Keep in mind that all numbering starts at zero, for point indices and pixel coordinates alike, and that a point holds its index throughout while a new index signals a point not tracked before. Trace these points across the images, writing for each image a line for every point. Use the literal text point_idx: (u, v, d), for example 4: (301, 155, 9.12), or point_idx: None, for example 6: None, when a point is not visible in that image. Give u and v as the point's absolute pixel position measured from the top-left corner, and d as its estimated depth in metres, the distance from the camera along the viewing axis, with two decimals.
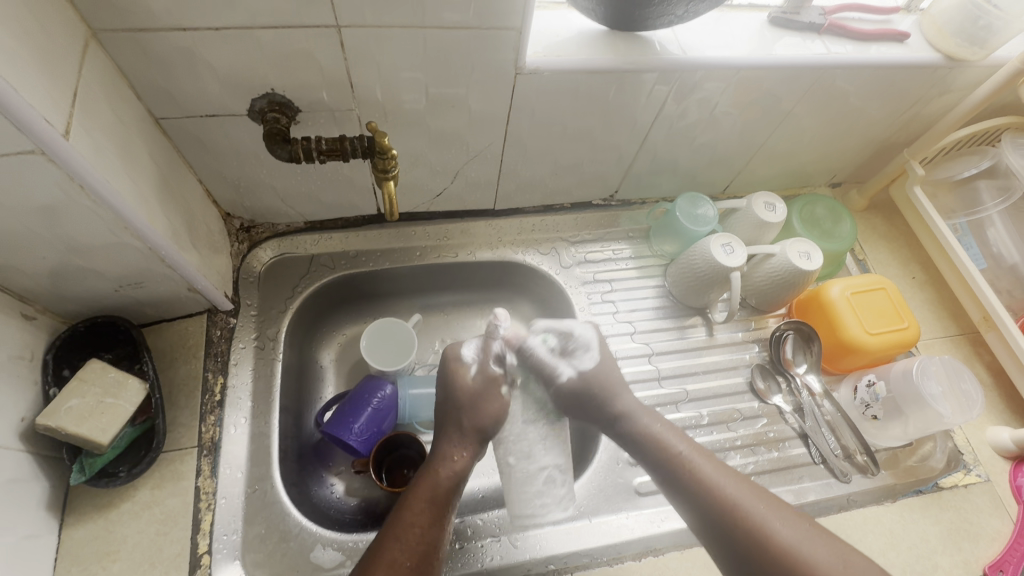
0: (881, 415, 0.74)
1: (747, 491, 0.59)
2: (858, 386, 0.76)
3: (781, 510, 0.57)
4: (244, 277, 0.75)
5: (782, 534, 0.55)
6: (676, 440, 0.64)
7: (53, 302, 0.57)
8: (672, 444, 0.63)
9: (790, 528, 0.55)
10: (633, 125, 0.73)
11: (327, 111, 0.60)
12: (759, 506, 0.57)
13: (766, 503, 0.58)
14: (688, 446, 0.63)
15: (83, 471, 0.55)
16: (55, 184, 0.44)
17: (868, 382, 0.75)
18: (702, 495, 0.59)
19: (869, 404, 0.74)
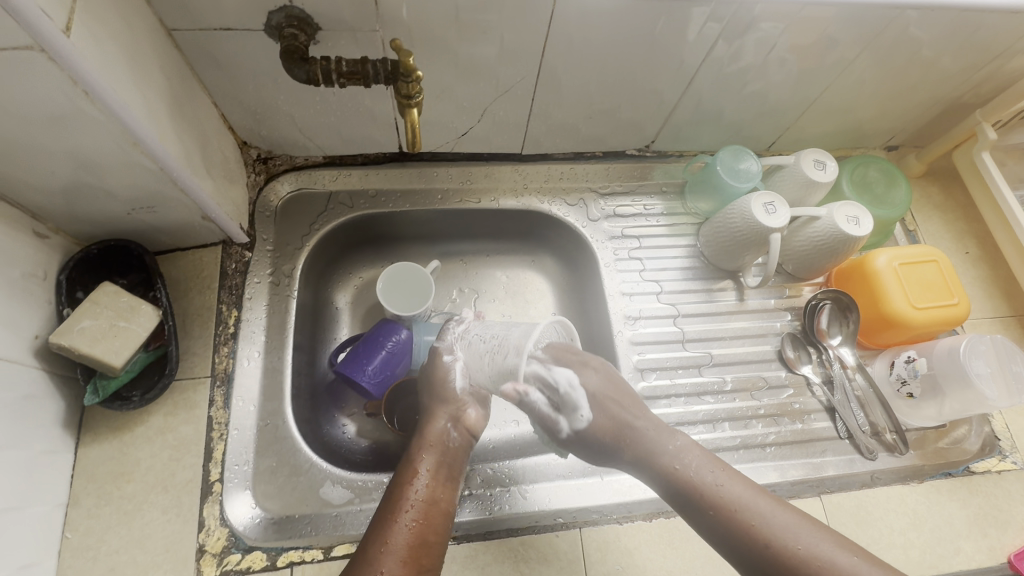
0: (917, 394, 0.70)
1: (767, 504, 0.54)
2: (896, 361, 0.72)
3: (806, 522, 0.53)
4: (261, 211, 0.73)
5: (812, 548, 0.51)
6: (695, 463, 0.58)
7: (66, 220, 0.55)
8: (693, 471, 0.57)
9: (813, 538, 0.51)
10: (679, 66, 0.67)
11: (349, 30, 0.55)
12: (788, 521, 0.53)
13: (802, 525, 0.53)
14: (712, 469, 0.57)
15: (96, 393, 0.55)
16: (58, 89, 0.41)
17: (907, 358, 0.71)
18: (728, 523, 0.54)
19: (906, 380, 0.70)
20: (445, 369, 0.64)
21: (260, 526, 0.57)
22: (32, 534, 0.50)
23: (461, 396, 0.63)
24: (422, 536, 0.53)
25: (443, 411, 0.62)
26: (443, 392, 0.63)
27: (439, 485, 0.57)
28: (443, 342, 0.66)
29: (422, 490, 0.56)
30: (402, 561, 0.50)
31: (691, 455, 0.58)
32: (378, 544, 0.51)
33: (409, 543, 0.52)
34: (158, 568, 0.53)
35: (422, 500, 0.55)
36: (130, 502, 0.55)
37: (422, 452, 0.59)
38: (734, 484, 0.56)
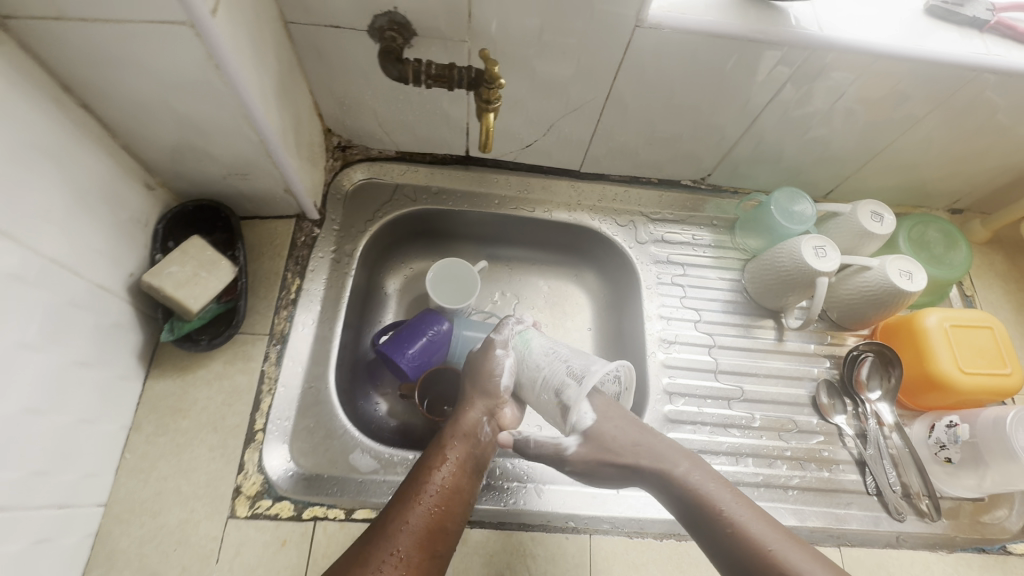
0: (955, 460, 0.68)
1: (796, 549, 0.51)
2: (936, 424, 0.70)
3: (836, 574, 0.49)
4: (333, 194, 0.79)
5: None
6: (711, 484, 0.56)
7: (171, 177, 0.62)
8: (713, 496, 0.55)
9: None
10: (744, 104, 0.69)
11: (442, 39, 0.61)
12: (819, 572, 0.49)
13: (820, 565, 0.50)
14: (729, 495, 0.55)
15: (172, 331, 0.61)
16: (195, 61, 0.47)
17: (949, 424, 0.68)
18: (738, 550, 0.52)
19: (944, 445, 0.68)
20: (495, 365, 0.68)
21: (291, 479, 0.61)
22: (98, 448, 0.55)
23: (501, 394, 0.66)
24: (439, 522, 0.54)
25: (481, 405, 0.65)
26: (485, 389, 0.66)
27: (462, 476, 0.58)
28: (498, 335, 0.70)
29: (447, 478, 0.57)
30: (417, 542, 0.52)
31: (707, 477, 0.57)
32: (397, 521, 0.53)
33: (427, 526, 0.53)
34: (197, 500, 0.58)
35: (445, 487, 0.57)
36: (183, 437, 0.60)
37: (454, 440, 0.61)
38: (751, 514, 0.54)
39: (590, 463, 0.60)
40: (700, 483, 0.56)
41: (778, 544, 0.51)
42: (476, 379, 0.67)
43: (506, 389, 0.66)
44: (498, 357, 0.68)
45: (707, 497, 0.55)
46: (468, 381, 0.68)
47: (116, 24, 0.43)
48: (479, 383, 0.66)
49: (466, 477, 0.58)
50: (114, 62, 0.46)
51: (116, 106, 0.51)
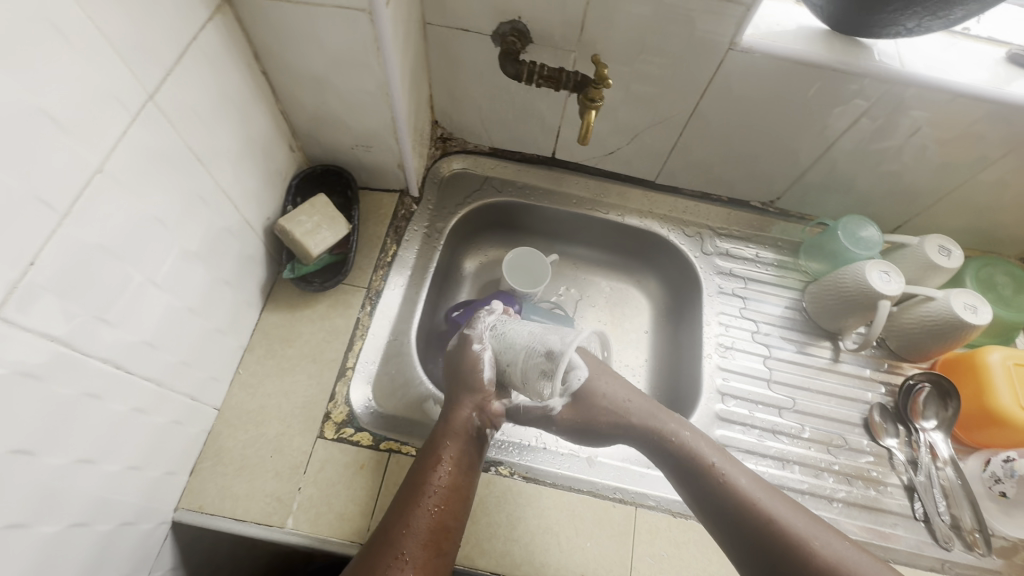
0: (1010, 495, 0.68)
1: (763, 489, 0.57)
2: (993, 459, 0.70)
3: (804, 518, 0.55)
4: (431, 177, 0.89)
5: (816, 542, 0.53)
6: (697, 440, 0.61)
7: (309, 141, 0.73)
8: (687, 442, 0.61)
9: (806, 523, 0.54)
10: (821, 131, 0.74)
11: (554, 47, 0.70)
12: (780, 508, 0.55)
13: (801, 515, 0.55)
14: (713, 451, 0.60)
15: (293, 271, 0.70)
16: (362, 42, 0.57)
17: (1005, 458, 0.69)
18: (725, 500, 0.57)
19: (1000, 479, 0.69)
20: (475, 359, 0.65)
21: (372, 415, 0.68)
22: (223, 358, 0.65)
23: (487, 388, 0.64)
24: (442, 522, 0.56)
25: (470, 400, 0.64)
26: (464, 386, 0.64)
27: (458, 474, 0.59)
28: (474, 331, 0.67)
29: (444, 477, 0.58)
30: (422, 545, 0.54)
31: (691, 433, 0.62)
32: (400, 528, 0.54)
33: (430, 527, 0.55)
34: (293, 417, 0.66)
35: (443, 486, 0.58)
36: (287, 362, 0.69)
37: (447, 443, 0.61)
38: (733, 466, 0.59)
39: (588, 410, 0.65)
40: (680, 432, 0.62)
41: (761, 495, 0.57)
42: (459, 373, 0.65)
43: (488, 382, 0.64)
44: (476, 348, 0.65)
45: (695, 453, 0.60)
46: (451, 375, 0.67)
47: (311, 6, 0.53)
48: (462, 376, 0.65)
49: (463, 473, 0.59)
50: (298, 37, 0.57)
51: (287, 74, 0.62)
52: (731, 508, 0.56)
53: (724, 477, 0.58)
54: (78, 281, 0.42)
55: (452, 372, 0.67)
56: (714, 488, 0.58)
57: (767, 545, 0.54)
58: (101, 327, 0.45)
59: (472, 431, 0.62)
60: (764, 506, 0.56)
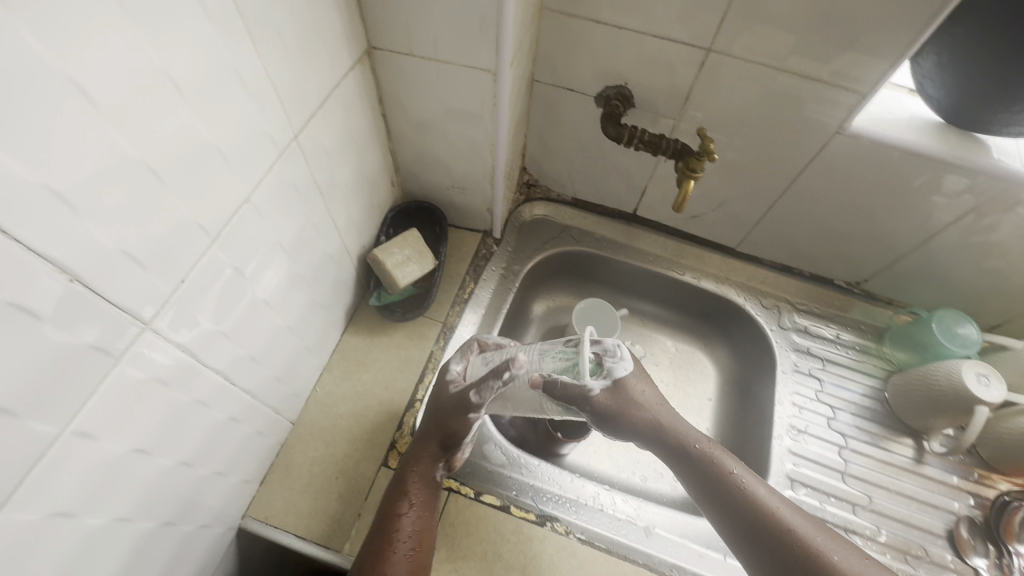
0: None
1: (794, 511, 0.55)
2: None
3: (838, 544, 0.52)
4: (512, 221, 0.91)
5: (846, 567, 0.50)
6: (706, 441, 0.60)
7: (409, 178, 0.77)
8: (709, 453, 0.58)
9: (846, 557, 0.51)
10: (924, 221, 0.72)
11: (655, 114, 0.72)
12: (809, 529, 0.53)
13: (827, 535, 0.53)
14: (732, 461, 0.58)
15: (378, 299, 0.74)
16: (481, 98, 0.60)
17: None
18: (748, 514, 0.54)
19: None
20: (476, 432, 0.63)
21: (435, 450, 0.69)
22: (306, 375, 0.68)
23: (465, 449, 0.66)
24: (418, 566, 0.56)
25: (434, 449, 0.63)
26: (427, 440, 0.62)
27: (424, 523, 0.59)
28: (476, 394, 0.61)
29: (415, 522, 0.58)
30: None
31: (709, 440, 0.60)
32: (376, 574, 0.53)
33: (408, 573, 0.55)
34: (362, 442, 0.68)
35: (413, 531, 0.58)
36: (361, 386, 0.72)
37: (409, 488, 0.60)
38: (752, 477, 0.57)
39: (627, 396, 0.60)
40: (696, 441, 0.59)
41: (780, 504, 0.55)
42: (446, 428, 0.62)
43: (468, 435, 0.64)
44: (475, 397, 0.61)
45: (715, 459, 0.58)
46: (427, 424, 0.64)
47: (441, 62, 0.57)
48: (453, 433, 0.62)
49: (431, 526, 0.59)
50: (422, 87, 0.61)
51: (404, 118, 0.66)
52: (755, 526, 0.54)
53: (744, 487, 0.56)
54: (212, 299, 0.45)
55: (431, 427, 0.63)
56: (734, 500, 0.55)
57: (793, 564, 0.51)
58: (222, 341, 0.48)
59: (433, 473, 0.62)
60: (795, 527, 0.53)
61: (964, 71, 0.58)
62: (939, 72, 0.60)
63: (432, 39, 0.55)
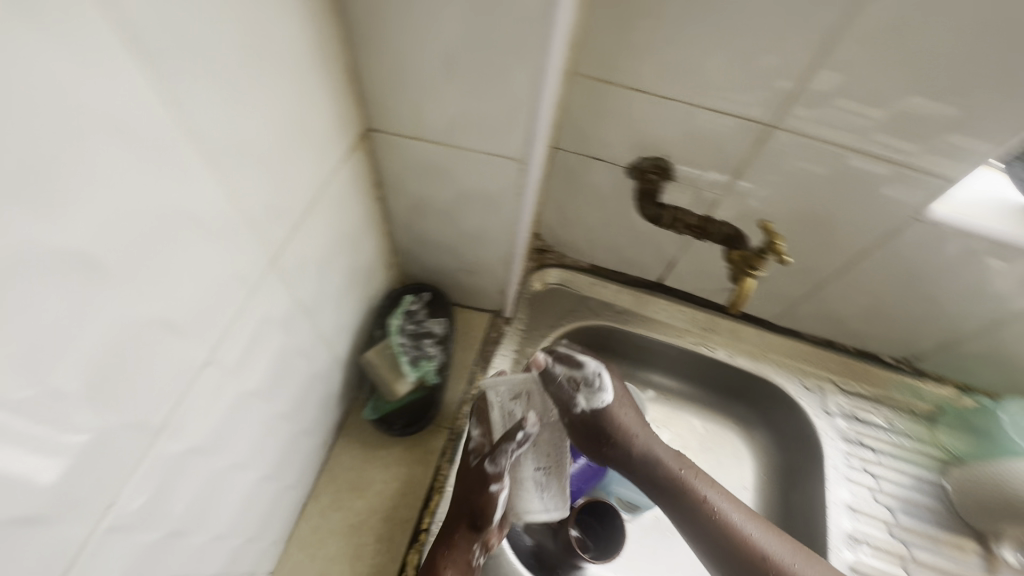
0: None
1: (763, 532, 0.56)
2: None
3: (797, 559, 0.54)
4: (522, 293, 0.81)
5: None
6: (708, 491, 0.59)
7: (408, 259, 0.65)
8: (688, 481, 0.59)
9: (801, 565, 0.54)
10: (995, 307, 0.64)
11: (696, 188, 0.62)
12: (775, 547, 0.55)
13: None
14: (734, 509, 0.57)
15: (375, 410, 0.62)
16: (504, 186, 0.49)
17: None
18: (724, 543, 0.56)
19: None
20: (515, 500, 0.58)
21: None
22: (287, 514, 0.55)
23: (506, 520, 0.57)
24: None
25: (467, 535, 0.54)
26: (473, 511, 0.54)
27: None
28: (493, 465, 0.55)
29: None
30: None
31: (704, 484, 0.59)
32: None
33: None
34: None
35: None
36: (355, 518, 0.59)
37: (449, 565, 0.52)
38: (760, 528, 0.56)
39: (608, 422, 0.62)
40: (689, 481, 0.59)
41: (755, 530, 0.56)
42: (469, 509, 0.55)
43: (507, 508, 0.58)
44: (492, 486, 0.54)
45: (710, 506, 0.58)
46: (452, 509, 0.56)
47: (455, 146, 0.46)
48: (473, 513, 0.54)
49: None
50: (430, 172, 0.50)
51: (405, 200, 0.55)
52: (723, 546, 0.56)
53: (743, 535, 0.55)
54: (163, 500, 0.34)
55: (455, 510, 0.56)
56: (731, 543, 0.55)
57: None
58: (174, 542, 0.36)
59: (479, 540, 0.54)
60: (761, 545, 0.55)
61: None
62: None
63: (447, 123, 0.44)
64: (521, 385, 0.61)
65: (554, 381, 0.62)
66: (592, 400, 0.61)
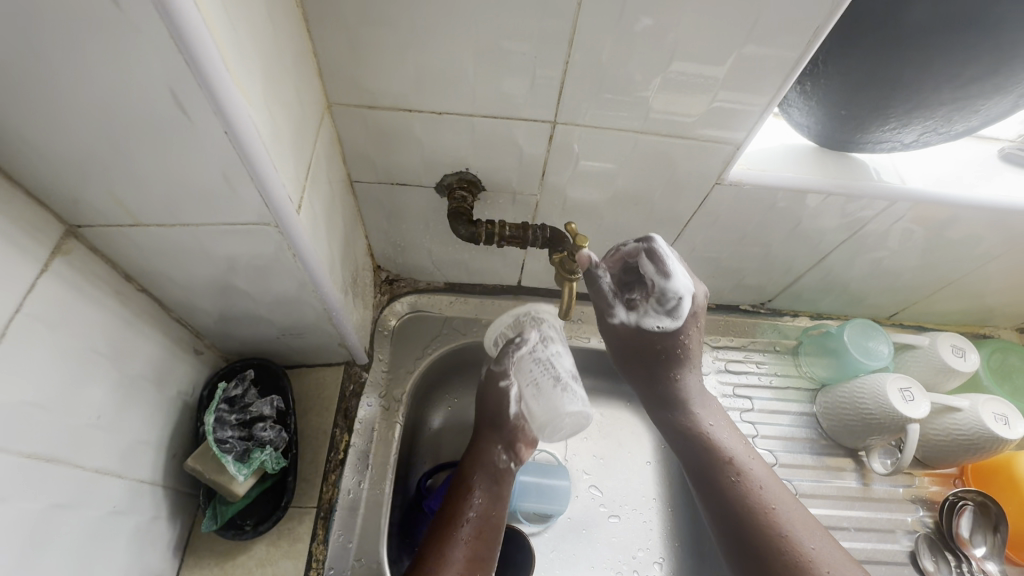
0: None
1: (784, 495, 0.53)
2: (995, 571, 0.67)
3: (817, 529, 0.50)
4: (379, 331, 0.73)
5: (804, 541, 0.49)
6: (716, 423, 0.58)
7: (220, 339, 0.57)
8: (732, 456, 0.55)
9: (818, 543, 0.49)
10: (815, 245, 0.68)
11: (511, 193, 0.59)
12: (793, 516, 0.51)
13: (809, 524, 0.51)
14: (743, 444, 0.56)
15: (215, 519, 0.54)
16: (271, 250, 0.43)
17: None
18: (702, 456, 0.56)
19: None
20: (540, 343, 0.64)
21: None
22: None
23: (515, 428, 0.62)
24: (476, 552, 0.55)
25: (498, 437, 0.62)
26: (495, 422, 0.62)
27: (492, 499, 0.59)
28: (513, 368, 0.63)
29: (478, 508, 0.58)
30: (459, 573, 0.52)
31: (709, 405, 0.59)
32: (436, 555, 0.53)
33: (469, 558, 0.54)
34: None
35: (479, 514, 0.57)
36: None
37: (477, 471, 0.60)
38: (743, 445, 0.57)
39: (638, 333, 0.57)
40: (717, 436, 0.57)
41: (777, 498, 0.52)
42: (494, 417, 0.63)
43: (516, 415, 0.62)
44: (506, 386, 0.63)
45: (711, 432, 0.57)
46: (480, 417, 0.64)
47: (191, 227, 0.40)
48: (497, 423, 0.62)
49: (501, 500, 0.59)
50: (182, 252, 0.43)
51: (174, 285, 0.47)
52: (704, 467, 0.55)
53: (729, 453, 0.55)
54: None
55: (483, 417, 0.64)
56: (715, 465, 0.55)
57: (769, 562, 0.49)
58: None
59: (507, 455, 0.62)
60: (771, 507, 0.52)
61: (834, 98, 0.51)
62: (806, 99, 0.54)
63: (163, 202, 0.37)
64: (517, 319, 0.67)
65: (598, 280, 0.55)
66: (645, 318, 0.55)
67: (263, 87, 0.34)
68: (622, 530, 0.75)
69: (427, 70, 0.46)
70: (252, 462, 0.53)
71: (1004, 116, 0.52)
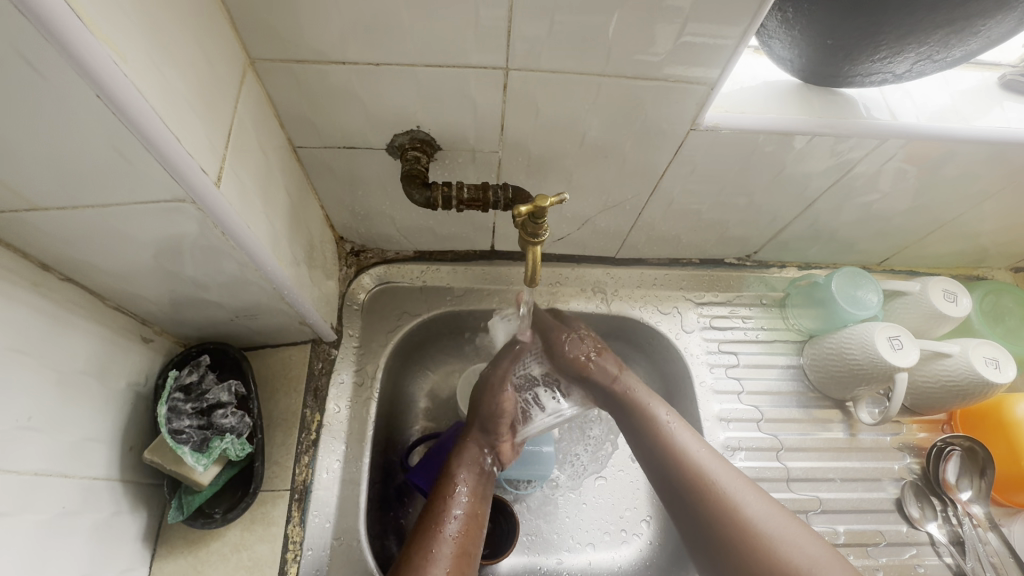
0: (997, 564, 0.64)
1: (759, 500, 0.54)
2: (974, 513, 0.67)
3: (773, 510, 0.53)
4: (348, 306, 0.70)
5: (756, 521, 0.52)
6: (671, 418, 0.61)
7: (170, 325, 0.54)
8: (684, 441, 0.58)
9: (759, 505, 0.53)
10: (801, 192, 0.64)
11: (470, 151, 0.54)
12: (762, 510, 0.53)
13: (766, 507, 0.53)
14: (699, 445, 0.58)
15: (181, 509, 0.52)
16: (196, 230, 0.39)
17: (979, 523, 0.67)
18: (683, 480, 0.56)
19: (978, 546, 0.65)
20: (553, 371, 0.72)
21: None
22: None
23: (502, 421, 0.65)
24: (464, 547, 0.53)
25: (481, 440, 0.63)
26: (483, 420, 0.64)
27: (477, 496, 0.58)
28: None
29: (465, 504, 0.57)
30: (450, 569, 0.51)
31: (656, 403, 0.63)
32: (422, 553, 0.51)
33: (456, 549, 0.52)
34: None
35: (467, 512, 0.56)
36: None
37: (461, 467, 0.60)
38: (701, 449, 0.58)
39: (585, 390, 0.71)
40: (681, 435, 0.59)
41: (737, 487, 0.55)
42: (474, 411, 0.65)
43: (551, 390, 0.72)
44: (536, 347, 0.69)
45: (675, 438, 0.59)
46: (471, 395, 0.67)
47: (99, 208, 0.36)
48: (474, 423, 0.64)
49: (482, 496, 0.58)
50: (98, 236, 0.39)
51: (103, 274, 0.44)
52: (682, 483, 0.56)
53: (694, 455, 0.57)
54: None
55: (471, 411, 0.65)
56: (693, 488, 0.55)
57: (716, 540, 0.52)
58: None
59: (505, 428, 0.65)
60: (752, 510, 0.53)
61: (818, 26, 0.46)
62: (788, 29, 0.49)
63: (55, 181, 0.33)
64: None
65: None
66: None
67: (141, 37, 0.29)
68: (609, 491, 0.74)
69: (355, 17, 0.40)
70: (216, 448, 0.51)
71: (1005, 38, 0.47)
